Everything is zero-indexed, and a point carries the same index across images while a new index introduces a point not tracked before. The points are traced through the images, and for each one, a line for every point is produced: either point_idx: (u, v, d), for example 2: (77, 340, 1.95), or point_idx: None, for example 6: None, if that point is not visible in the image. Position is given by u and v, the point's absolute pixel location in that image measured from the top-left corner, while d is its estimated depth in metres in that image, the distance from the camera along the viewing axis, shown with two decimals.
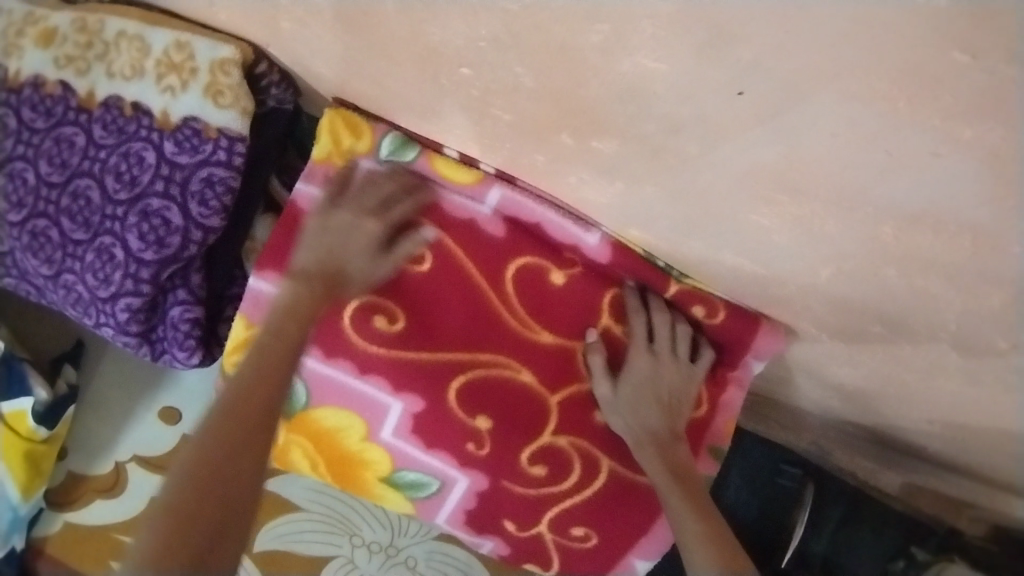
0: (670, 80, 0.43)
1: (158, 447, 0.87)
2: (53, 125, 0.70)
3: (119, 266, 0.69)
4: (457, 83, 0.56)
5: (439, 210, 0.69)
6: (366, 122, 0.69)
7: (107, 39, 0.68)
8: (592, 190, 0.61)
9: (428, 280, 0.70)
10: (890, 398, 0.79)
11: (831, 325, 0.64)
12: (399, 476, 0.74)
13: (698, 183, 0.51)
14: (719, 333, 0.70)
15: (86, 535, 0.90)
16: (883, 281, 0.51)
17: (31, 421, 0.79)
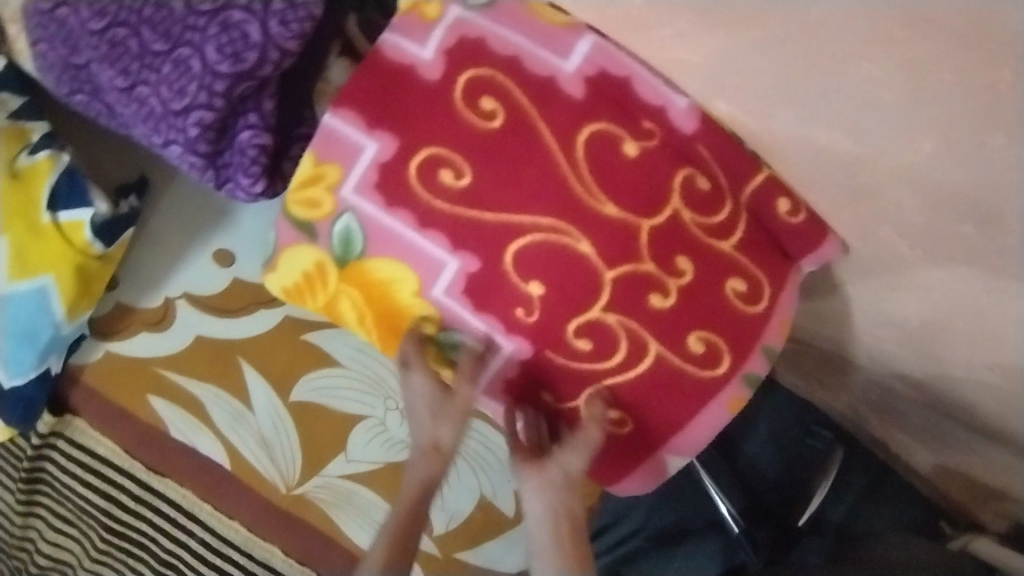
0: None
1: (208, 287, 0.87)
2: None
3: (194, 79, 0.69)
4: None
5: (516, 62, 0.67)
6: None
7: None
8: (687, 49, 0.60)
9: (497, 137, 0.67)
10: (951, 336, 0.74)
11: (919, 227, 0.60)
12: (443, 335, 0.73)
13: (808, 20, 0.52)
14: (788, 236, 0.68)
15: (125, 366, 0.91)
16: (991, 150, 0.51)
17: (89, 233, 0.80)
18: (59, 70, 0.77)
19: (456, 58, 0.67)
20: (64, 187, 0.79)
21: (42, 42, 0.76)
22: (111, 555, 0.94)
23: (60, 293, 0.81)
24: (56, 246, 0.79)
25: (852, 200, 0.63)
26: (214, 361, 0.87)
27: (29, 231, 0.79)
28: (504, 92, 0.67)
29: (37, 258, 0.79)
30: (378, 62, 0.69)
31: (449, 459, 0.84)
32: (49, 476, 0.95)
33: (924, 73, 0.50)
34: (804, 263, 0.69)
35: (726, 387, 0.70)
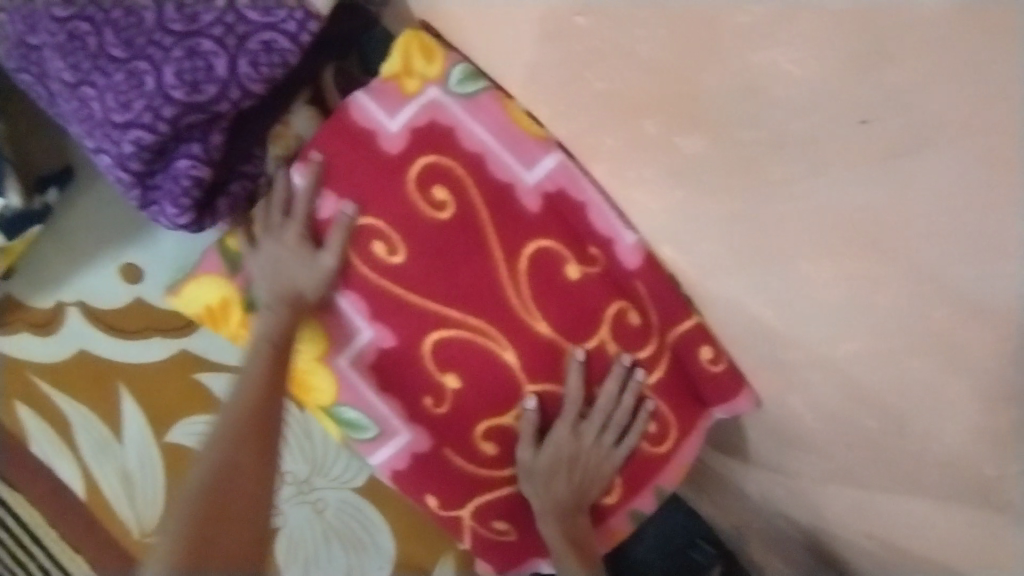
0: (802, 88, 0.50)
1: (109, 302, 0.79)
2: None
3: (143, 96, 0.65)
4: (565, 22, 0.58)
5: (481, 159, 0.66)
6: (440, 48, 0.67)
7: None
8: (647, 194, 0.61)
9: (444, 227, 0.66)
10: (832, 526, 0.74)
11: (825, 409, 0.63)
12: (340, 410, 0.70)
13: (764, 210, 0.55)
14: (704, 388, 0.68)
15: (1, 363, 0.82)
16: (907, 370, 0.56)
17: None
18: (13, 45, 0.70)
19: (422, 138, 0.67)
20: None
21: (1, 12, 0.69)
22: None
23: None
24: None
25: (772, 366, 0.64)
26: (94, 382, 0.79)
27: None
28: (460, 184, 0.66)
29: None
30: (344, 121, 0.68)
31: (323, 534, 0.80)
32: None
33: (860, 281, 0.54)
34: (717, 411, 0.69)
35: (610, 517, 0.71)
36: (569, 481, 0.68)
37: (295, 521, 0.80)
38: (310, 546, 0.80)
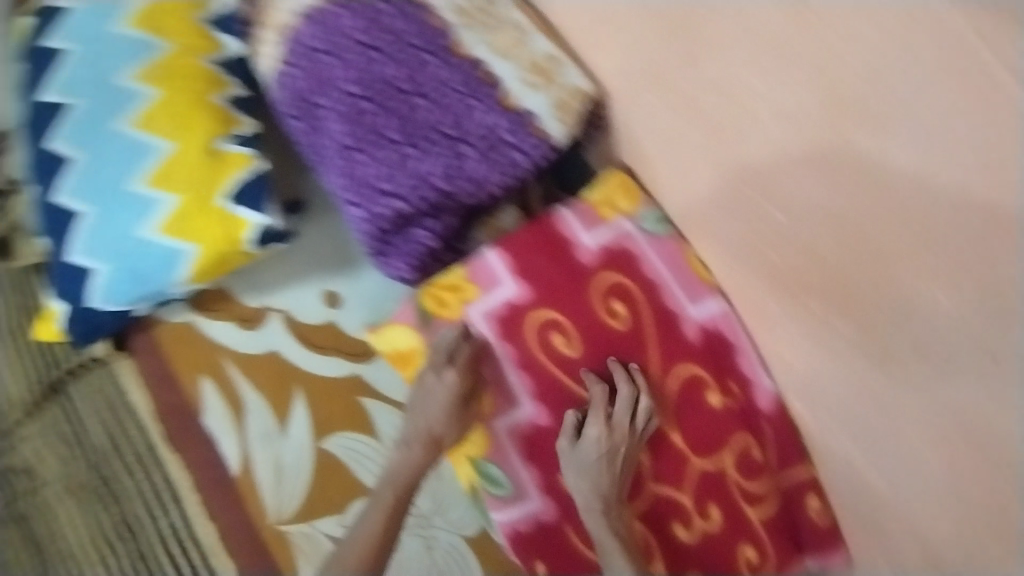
0: (947, 320, 0.60)
1: (308, 317, 0.94)
2: (421, 47, 0.81)
3: (409, 176, 0.80)
4: (767, 212, 0.71)
5: (654, 288, 0.81)
6: (640, 193, 0.84)
7: (499, 19, 0.82)
8: (792, 353, 0.75)
9: (615, 336, 0.80)
10: None
11: None
12: (484, 464, 0.84)
13: (902, 400, 0.65)
14: (801, 529, 0.79)
15: (195, 341, 0.94)
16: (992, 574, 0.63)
17: (252, 233, 0.84)
18: (295, 98, 0.84)
19: (611, 259, 0.82)
20: (251, 186, 0.84)
21: (291, 66, 0.84)
22: (86, 489, 0.95)
23: (194, 264, 0.85)
24: (218, 229, 0.84)
25: (871, 531, 0.74)
26: (277, 380, 0.93)
27: (203, 204, 0.84)
28: (634, 304, 0.80)
29: (189, 229, 0.84)
30: (549, 230, 0.84)
31: (428, 568, 0.90)
32: (63, 398, 0.97)
33: (968, 490, 0.63)
34: (808, 558, 0.79)
35: None
36: (610, 479, 0.76)
37: (408, 549, 0.91)
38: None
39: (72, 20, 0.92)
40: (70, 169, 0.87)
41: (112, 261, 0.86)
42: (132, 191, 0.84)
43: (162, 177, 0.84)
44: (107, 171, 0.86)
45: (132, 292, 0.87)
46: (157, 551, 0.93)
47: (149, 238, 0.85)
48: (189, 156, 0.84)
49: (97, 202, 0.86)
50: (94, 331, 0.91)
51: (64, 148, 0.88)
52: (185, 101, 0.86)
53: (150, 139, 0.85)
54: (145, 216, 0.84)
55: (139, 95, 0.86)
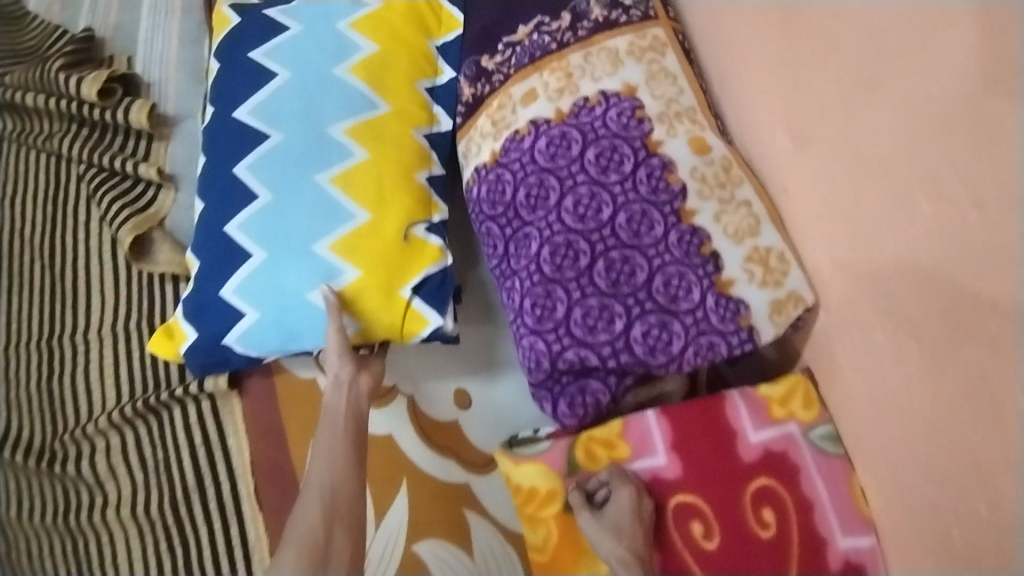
0: None
1: (435, 411, 0.92)
2: (651, 202, 0.79)
3: (608, 333, 0.77)
4: (972, 504, 0.60)
5: (808, 506, 0.77)
6: (820, 403, 0.80)
7: (733, 197, 0.79)
8: None
9: (757, 545, 0.76)
10: None
11: None
12: None
13: None
14: None
15: (312, 401, 0.89)
16: None
17: (424, 331, 0.83)
18: (502, 206, 0.84)
19: (771, 462, 0.79)
20: (434, 282, 0.84)
21: (505, 171, 0.84)
22: (152, 525, 0.87)
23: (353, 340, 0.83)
24: (392, 317, 0.83)
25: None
26: (385, 466, 0.91)
27: (383, 285, 0.82)
28: (785, 517, 0.77)
29: (364, 306, 0.82)
30: (715, 413, 0.81)
31: None
32: (166, 415, 0.89)
33: None
34: None
35: None
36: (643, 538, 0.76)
37: None
38: None
39: (290, 42, 0.91)
40: (254, 206, 0.85)
41: (267, 310, 0.82)
42: (314, 249, 0.82)
43: (349, 246, 0.83)
44: (291, 220, 0.84)
45: (272, 346, 0.84)
46: None
47: (315, 301, 0.82)
48: (383, 232, 0.83)
49: (272, 249, 0.83)
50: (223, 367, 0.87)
51: (252, 182, 0.86)
52: (390, 175, 0.86)
53: (348, 203, 0.84)
54: (319, 278, 0.82)
55: (347, 155, 0.86)
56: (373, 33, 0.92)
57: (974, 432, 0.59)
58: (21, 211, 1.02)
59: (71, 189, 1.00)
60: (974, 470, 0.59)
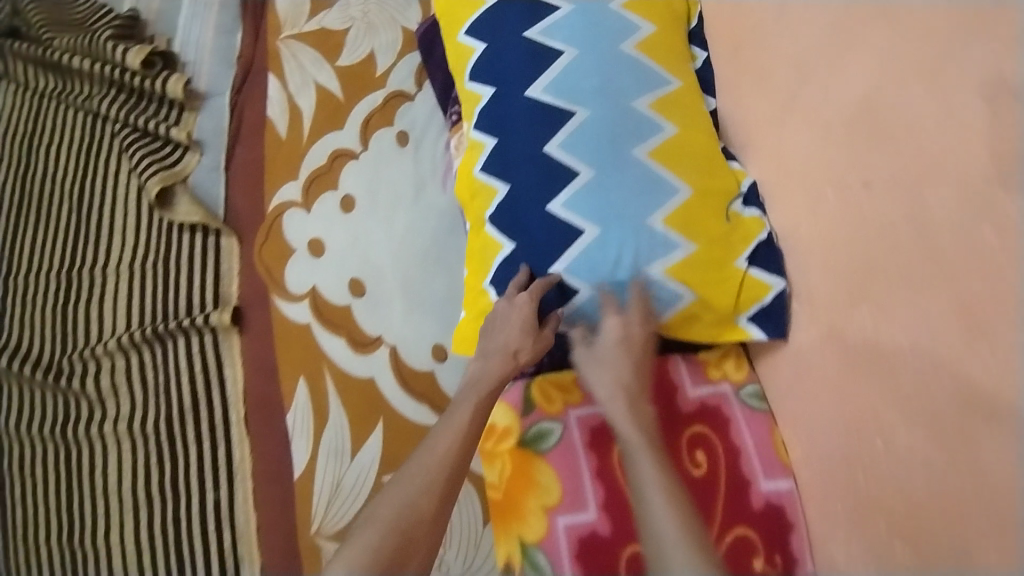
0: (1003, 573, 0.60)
1: (414, 359, 1.02)
2: None
3: None
4: (870, 440, 0.74)
5: (737, 453, 0.89)
6: (748, 369, 0.94)
7: None
8: (840, 555, 0.80)
9: (691, 480, 0.87)
10: None
11: None
12: (534, 550, 0.88)
13: None
14: None
15: (305, 344, 1.02)
16: None
17: (761, 233, 0.87)
18: None
19: (707, 412, 0.91)
20: (746, 192, 0.90)
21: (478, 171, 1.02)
22: (146, 438, 0.97)
23: (689, 257, 0.85)
24: (726, 239, 0.86)
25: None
26: (364, 403, 1.00)
27: (718, 200, 0.87)
28: (714, 457, 0.88)
29: (691, 227, 0.85)
30: (658, 369, 0.94)
31: None
32: (166, 345, 1.00)
33: None
34: None
35: None
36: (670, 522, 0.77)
37: None
38: None
39: (482, 18, 0.97)
40: (572, 124, 0.88)
41: (579, 262, 0.85)
42: (637, 161, 0.87)
43: (664, 159, 0.87)
44: (627, 153, 0.87)
45: (598, 286, 0.85)
46: (191, 524, 0.94)
47: (656, 274, 0.84)
48: (718, 232, 0.86)
49: (614, 177, 0.86)
50: None
51: (568, 161, 0.87)
52: (700, 152, 0.89)
53: (663, 127, 0.89)
54: (661, 249, 0.85)
55: (659, 129, 0.88)
56: (647, 13, 0.94)
57: (866, 380, 0.75)
58: (46, 159, 1.12)
59: (102, 142, 1.12)
60: (864, 412, 0.75)
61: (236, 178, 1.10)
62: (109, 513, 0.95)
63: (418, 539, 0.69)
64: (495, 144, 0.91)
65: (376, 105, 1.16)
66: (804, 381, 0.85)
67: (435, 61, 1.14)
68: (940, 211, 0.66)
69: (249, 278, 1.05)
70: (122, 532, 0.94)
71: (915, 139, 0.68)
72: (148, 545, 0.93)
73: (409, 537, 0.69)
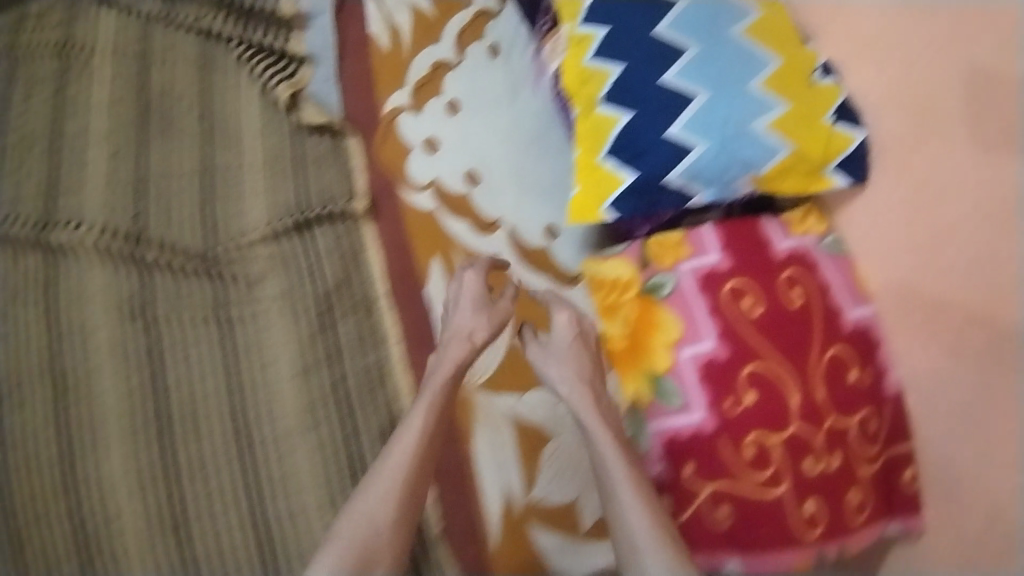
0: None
1: (531, 237, 1.17)
2: None
3: None
4: (943, 252, 0.96)
5: (827, 286, 1.04)
6: (827, 223, 1.10)
7: None
8: (921, 352, 0.99)
9: (792, 311, 1.02)
10: None
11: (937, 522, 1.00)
12: (662, 379, 1.04)
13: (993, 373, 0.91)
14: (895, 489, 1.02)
15: (434, 228, 1.15)
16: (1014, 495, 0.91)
17: (840, 97, 1.04)
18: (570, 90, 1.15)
19: (798, 256, 1.06)
20: (822, 66, 1.05)
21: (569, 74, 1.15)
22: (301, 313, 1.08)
23: (786, 115, 1.01)
24: (813, 101, 1.02)
25: (946, 503, 0.99)
26: (493, 277, 1.13)
27: (803, 68, 1.03)
28: (808, 292, 1.04)
29: (785, 90, 1.01)
30: (752, 224, 1.08)
31: (578, 460, 1.09)
32: (310, 234, 1.12)
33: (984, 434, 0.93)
34: (892, 520, 1.01)
35: (805, 543, 0.98)
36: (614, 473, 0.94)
37: (564, 440, 1.10)
38: (566, 462, 1.09)
39: None
40: (677, 9, 1.03)
41: (695, 122, 1.00)
42: (735, 37, 1.02)
43: (757, 36, 1.03)
44: (725, 31, 1.02)
45: (711, 142, 1.00)
46: (355, 384, 1.06)
47: (760, 129, 1.00)
48: (807, 94, 1.02)
49: (716, 50, 1.01)
50: (722, 170, 1.01)
51: (675, 40, 1.03)
52: (784, 31, 1.05)
53: (751, 10, 1.04)
54: (764, 108, 1.00)
55: (748, 12, 1.04)
56: None
57: (937, 205, 0.96)
58: (165, 75, 1.20)
59: (220, 62, 1.22)
60: (941, 231, 0.96)
61: (352, 87, 1.22)
62: (273, 381, 1.06)
63: (367, 546, 0.84)
64: (608, 32, 1.05)
65: (468, 20, 1.27)
66: (881, 219, 1.04)
67: None
68: (992, 63, 0.92)
69: (376, 173, 1.17)
70: (290, 394, 1.05)
71: (975, 35, 0.95)
72: (315, 404, 1.05)
73: (369, 542, 0.84)
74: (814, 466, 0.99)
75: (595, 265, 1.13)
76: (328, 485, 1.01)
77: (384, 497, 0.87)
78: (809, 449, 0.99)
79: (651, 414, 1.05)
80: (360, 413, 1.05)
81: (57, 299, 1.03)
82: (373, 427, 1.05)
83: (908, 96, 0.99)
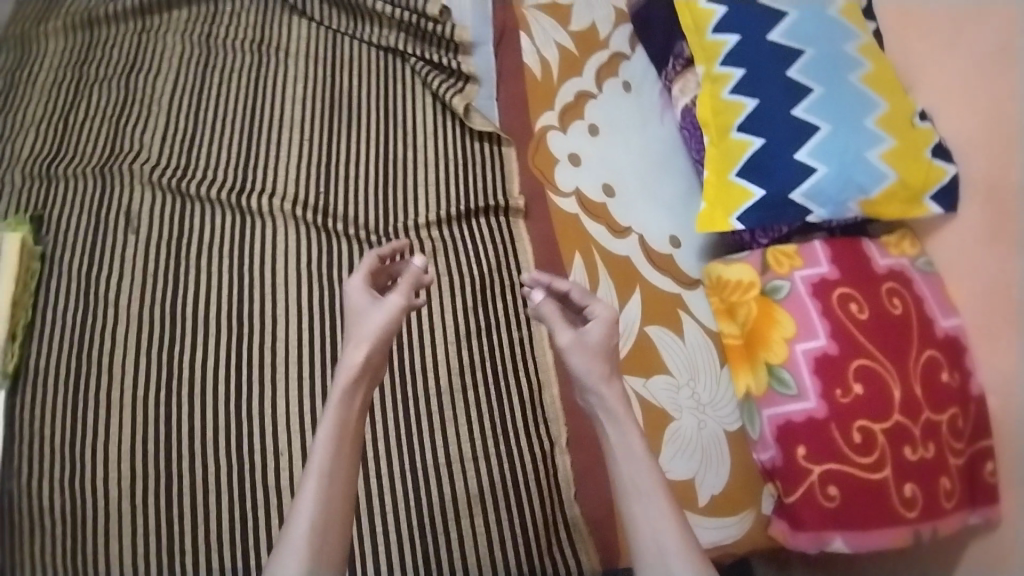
0: None
1: (658, 245, 1.35)
2: None
3: None
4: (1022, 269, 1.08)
5: (922, 299, 1.20)
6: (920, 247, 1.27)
7: None
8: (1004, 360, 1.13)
9: (893, 317, 1.18)
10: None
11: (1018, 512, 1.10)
12: (777, 370, 1.18)
13: None
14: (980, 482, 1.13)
15: (575, 229, 1.33)
16: None
17: (932, 139, 1.20)
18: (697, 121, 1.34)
19: (897, 272, 1.22)
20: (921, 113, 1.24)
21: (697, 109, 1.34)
22: (458, 288, 1.28)
23: (895, 148, 1.19)
24: (915, 138, 1.20)
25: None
26: (625, 274, 1.31)
27: (908, 112, 1.22)
28: (907, 303, 1.19)
29: (894, 128, 1.20)
30: (856, 244, 1.25)
31: (696, 440, 1.23)
32: (472, 225, 1.33)
33: None
34: (976, 509, 1.13)
35: (902, 522, 1.10)
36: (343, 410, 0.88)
37: (684, 421, 1.24)
38: (686, 441, 1.23)
39: None
40: (804, 59, 1.24)
41: (817, 150, 1.19)
42: (853, 84, 1.22)
43: (871, 84, 1.23)
44: (844, 78, 1.23)
45: (831, 167, 1.19)
46: (506, 351, 1.26)
47: (872, 159, 1.19)
48: (911, 133, 1.21)
49: (838, 93, 1.21)
50: (839, 191, 1.19)
51: (804, 82, 1.23)
52: (891, 79, 1.24)
53: (865, 63, 1.24)
54: (875, 142, 1.19)
55: (863, 63, 1.24)
56: None
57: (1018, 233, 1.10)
58: (349, 82, 1.44)
59: (400, 74, 1.46)
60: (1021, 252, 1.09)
61: (507, 107, 1.44)
62: (432, 342, 1.25)
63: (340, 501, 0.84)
64: (743, 73, 1.26)
65: (604, 60, 1.49)
66: (969, 244, 1.19)
67: (651, 30, 1.47)
68: None
69: (527, 178, 1.37)
70: (449, 356, 1.24)
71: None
72: (468, 366, 1.24)
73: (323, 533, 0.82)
74: (913, 453, 1.11)
75: (719, 268, 1.30)
76: (478, 426, 1.20)
77: (318, 506, 0.82)
78: (908, 438, 1.12)
79: (765, 401, 1.19)
80: (508, 377, 1.24)
81: (252, 252, 1.26)
82: (517, 384, 1.24)
83: (989, 137, 1.15)
